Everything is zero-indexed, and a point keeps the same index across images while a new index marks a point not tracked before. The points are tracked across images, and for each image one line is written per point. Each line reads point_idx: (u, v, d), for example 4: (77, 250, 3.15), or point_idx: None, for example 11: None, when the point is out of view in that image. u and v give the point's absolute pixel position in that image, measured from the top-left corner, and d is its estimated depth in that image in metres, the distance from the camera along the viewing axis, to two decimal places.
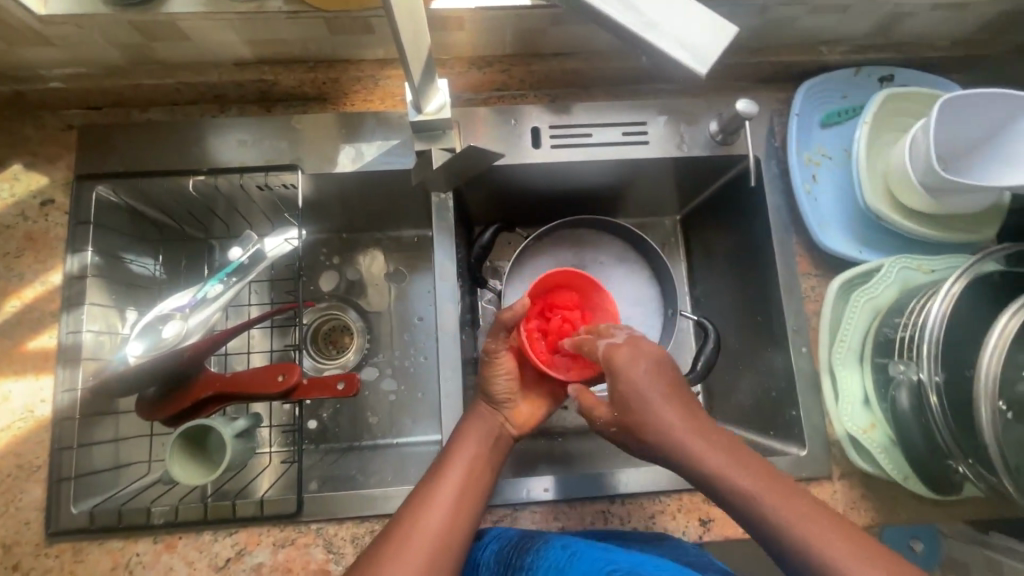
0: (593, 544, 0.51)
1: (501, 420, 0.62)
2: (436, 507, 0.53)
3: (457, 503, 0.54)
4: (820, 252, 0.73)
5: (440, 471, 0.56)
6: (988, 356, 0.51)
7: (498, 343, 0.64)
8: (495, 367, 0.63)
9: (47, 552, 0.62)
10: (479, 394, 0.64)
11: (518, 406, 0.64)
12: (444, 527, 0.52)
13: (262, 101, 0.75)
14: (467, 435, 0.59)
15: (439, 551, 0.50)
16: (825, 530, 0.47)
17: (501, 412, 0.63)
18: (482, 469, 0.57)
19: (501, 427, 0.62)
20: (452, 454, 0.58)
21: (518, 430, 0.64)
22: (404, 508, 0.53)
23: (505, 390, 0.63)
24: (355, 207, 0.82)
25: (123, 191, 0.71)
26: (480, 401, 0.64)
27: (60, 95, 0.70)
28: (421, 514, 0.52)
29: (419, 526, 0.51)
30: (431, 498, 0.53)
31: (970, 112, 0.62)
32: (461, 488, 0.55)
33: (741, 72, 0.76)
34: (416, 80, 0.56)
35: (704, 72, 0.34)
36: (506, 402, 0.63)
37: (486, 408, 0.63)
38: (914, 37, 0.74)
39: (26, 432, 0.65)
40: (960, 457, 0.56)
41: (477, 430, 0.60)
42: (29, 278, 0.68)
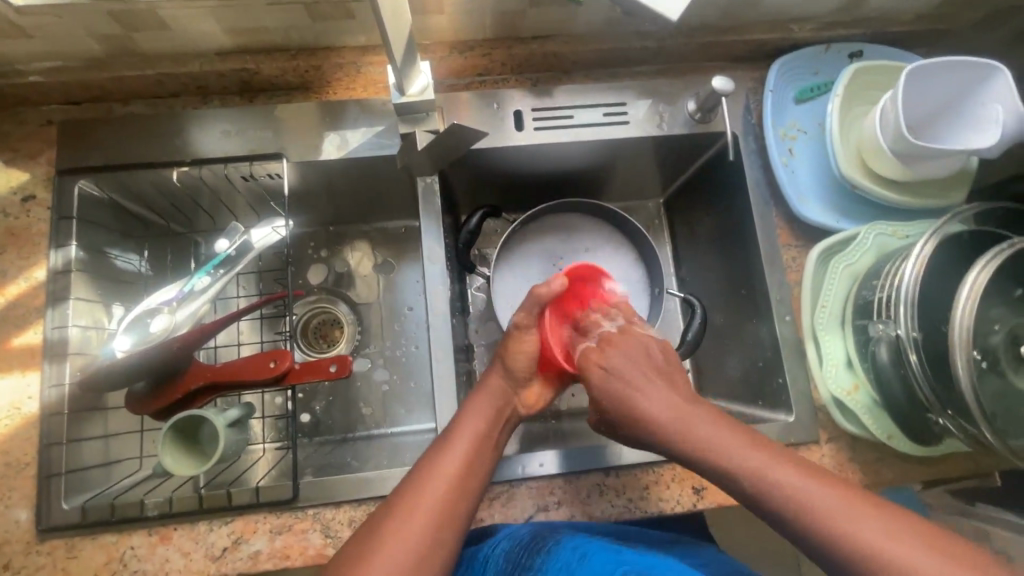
0: (605, 546, 0.55)
1: (512, 396, 0.64)
2: (441, 478, 0.53)
3: (462, 475, 0.54)
4: (800, 224, 0.75)
5: (445, 443, 0.57)
6: (961, 308, 0.53)
7: (529, 318, 0.64)
8: (520, 343, 0.65)
9: (39, 549, 0.62)
10: (497, 365, 0.65)
11: (533, 387, 0.66)
12: (448, 497, 0.52)
13: (244, 92, 0.75)
14: (473, 408, 0.60)
15: (444, 521, 0.51)
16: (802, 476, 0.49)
17: (515, 388, 0.64)
18: (487, 441, 0.58)
19: (510, 403, 0.63)
20: (458, 425, 0.58)
21: (528, 412, 0.65)
22: (408, 478, 0.54)
23: (524, 367, 0.65)
24: (342, 197, 0.83)
25: (106, 185, 0.70)
26: (495, 374, 0.64)
27: (39, 90, 0.70)
28: (426, 485, 0.53)
29: (423, 497, 0.52)
30: (437, 470, 0.54)
31: (933, 81, 0.64)
32: (467, 459, 0.55)
33: (716, 52, 0.78)
34: (398, 63, 0.57)
35: (675, 18, 0.47)
36: (525, 383, 0.65)
37: (497, 383, 0.63)
38: (880, 12, 0.77)
39: (14, 429, 0.64)
40: (939, 409, 0.57)
41: (484, 403, 0.61)
42: (12, 275, 0.68)
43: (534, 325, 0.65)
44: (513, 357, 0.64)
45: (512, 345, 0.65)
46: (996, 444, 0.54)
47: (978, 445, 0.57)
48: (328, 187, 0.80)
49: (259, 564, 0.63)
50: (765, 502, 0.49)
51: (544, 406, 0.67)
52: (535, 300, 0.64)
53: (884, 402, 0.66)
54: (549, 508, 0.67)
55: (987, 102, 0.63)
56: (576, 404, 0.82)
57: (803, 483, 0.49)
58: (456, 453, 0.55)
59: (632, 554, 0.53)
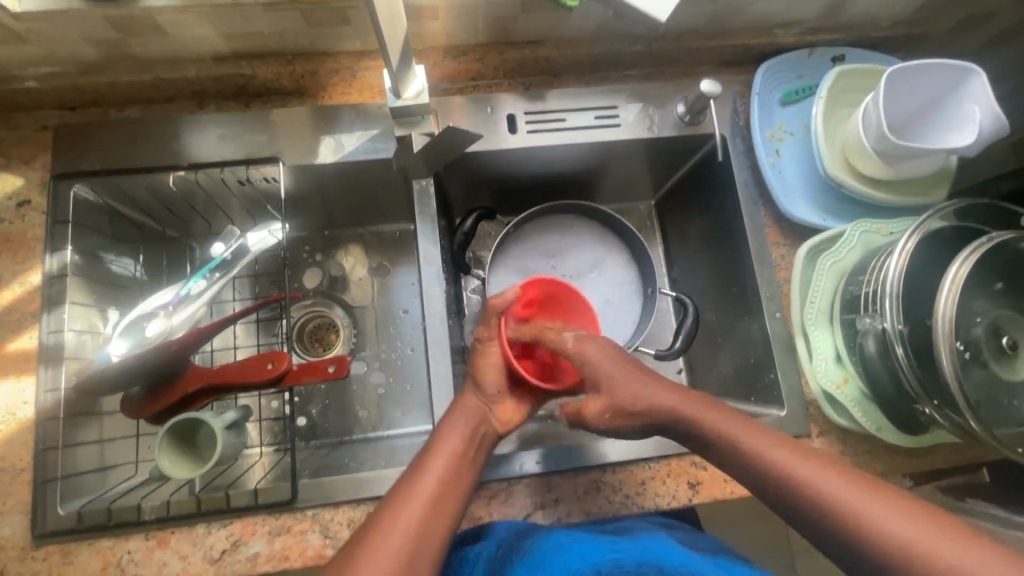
0: (599, 537, 0.57)
1: (487, 413, 0.61)
2: (415, 500, 0.52)
3: (439, 493, 0.53)
4: (788, 223, 0.77)
5: (422, 463, 0.55)
6: (944, 299, 0.55)
7: (489, 330, 0.64)
8: (486, 357, 0.63)
9: (35, 555, 0.61)
10: (470, 385, 0.63)
11: (506, 403, 0.63)
12: (424, 517, 0.51)
13: (240, 96, 0.76)
14: (451, 427, 0.58)
15: (420, 542, 0.50)
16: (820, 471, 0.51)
17: (489, 405, 0.62)
18: (466, 464, 0.56)
19: (487, 421, 0.61)
20: (433, 449, 0.57)
21: (505, 429, 0.63)
22: (386, 499, 0.53)
23: (494, 382, 0.62)
24: (336, 201, 0.84)
25: (102, 190, 0.70)
26: (469, 392, 0.63)
27: (34, 96, 0.70)
28: (401, 507, 0.51)
29: (398, 519, 0.51)
30: (414, 491, 0.53)
31: (909, 85, 0.66)
32: (442, 483, 0.54)
33: (704, 57, 0.80)
34: (394, 67, 0.58)
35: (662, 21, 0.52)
36: (498, 398, 0.62)
37: (474, 401, 0.61)
38: (861, 17, 0.79)
39: (9, 434, 0.64)
40: (926, 399, 0.59)
41: (462, 422, 0.59)
42: (7, 280, 0.68)
43: (496, 337, 0.64)
44: (483, 374, 0.62)
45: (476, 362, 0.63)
46: (981, 432, 0.55)
47: (965, 435, 0.59)
48: (324, 191, 0.81)
49: (257, 566, 0.63)
50: (786, 500, 0.51)
51: (521, 423, 0.64)
52: (491, 311, 0.64)
53: (872, 394, 0.68)
54: (547, 505, 0.68)
55: (963, 103, 0.66)
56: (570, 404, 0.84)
57: (824, 478, 0.50)
58: (436, 470, 0.55)
59: (625, 545, 0.56)
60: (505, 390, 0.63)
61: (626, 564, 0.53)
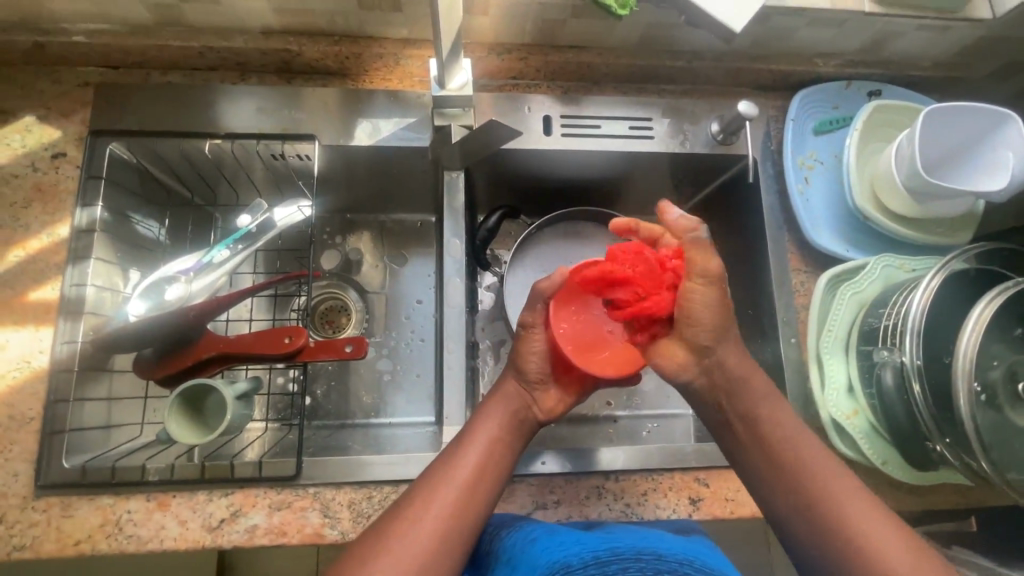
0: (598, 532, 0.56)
1: (527, 399, 0.63)
2: (449, 487, 0.53)
3: (472, 483, 0.54)
4: (810, 251, 0.78)
5: (457, 449, 0.57)
6: (966, 338, 0.55)
7: (535, 316, 0.62)
8: (529, 344, 0.63)
9: (35, 506, 0.61)
10: (510, 369, 0.64)
11: (550, 391, 0.64)
12: (456, 506, 0.52)
13: (282, 72, 0.77)
14: (487, 415, 0.60)
15: (451, 531, 0.51)
16: (843, 487, 0.53)
17: (529, 391, 0.63)
18: (500, 456, 0.57)
19: (527, 410, 0.62)
20: (470, 437, 0.58)
21: (546, 417, 0.64)
22: (419, 482, 0.54)
23: (536, 369, 0.62)
24: (363, 185, 0.84)
25: (137, 151, 0.71)
26: (510, 378, 0.64)
27: (81, 51, 0.71)
28: (434, 494, 0.52)
29: (430, 505, 0.52)
30: (447, 480, 0.54)
31: (945, 125, 0.67)
32: (475, 473, 0.55)
33: (742, 79, 0.81)
34: (443, 57, 0.60)
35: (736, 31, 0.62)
36: (537, 384, 0.63)
37: (514, 386, 0.63)
38: (901, 55, 0.80)
39: (21, 382, 0.64)
40: (938, 437, 0.59)
41: (500, 411, 0.60)
42: (34, 229, 0.68)
43: (542, 324, 0.63)
44: (524, 359, 0.63)
45: (521, 350, 0.63)
46: (993, 475, 0.55)
47: (974, 476, 0.59)
48: (351, 174, 0.81)
49: (254, 538, 0.63)
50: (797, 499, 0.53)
51: (563, 413, 0.65)
52: (539, 295, 0.62)
53: (883, 428, 0.68)
54: (547, 507, 0.68)
55: (997, 149, 0.66)
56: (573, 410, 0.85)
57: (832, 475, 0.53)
58: (471, 456, 0.56)
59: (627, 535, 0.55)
60: (548, 376, 0.63)
61: (623, 551, 0.51)
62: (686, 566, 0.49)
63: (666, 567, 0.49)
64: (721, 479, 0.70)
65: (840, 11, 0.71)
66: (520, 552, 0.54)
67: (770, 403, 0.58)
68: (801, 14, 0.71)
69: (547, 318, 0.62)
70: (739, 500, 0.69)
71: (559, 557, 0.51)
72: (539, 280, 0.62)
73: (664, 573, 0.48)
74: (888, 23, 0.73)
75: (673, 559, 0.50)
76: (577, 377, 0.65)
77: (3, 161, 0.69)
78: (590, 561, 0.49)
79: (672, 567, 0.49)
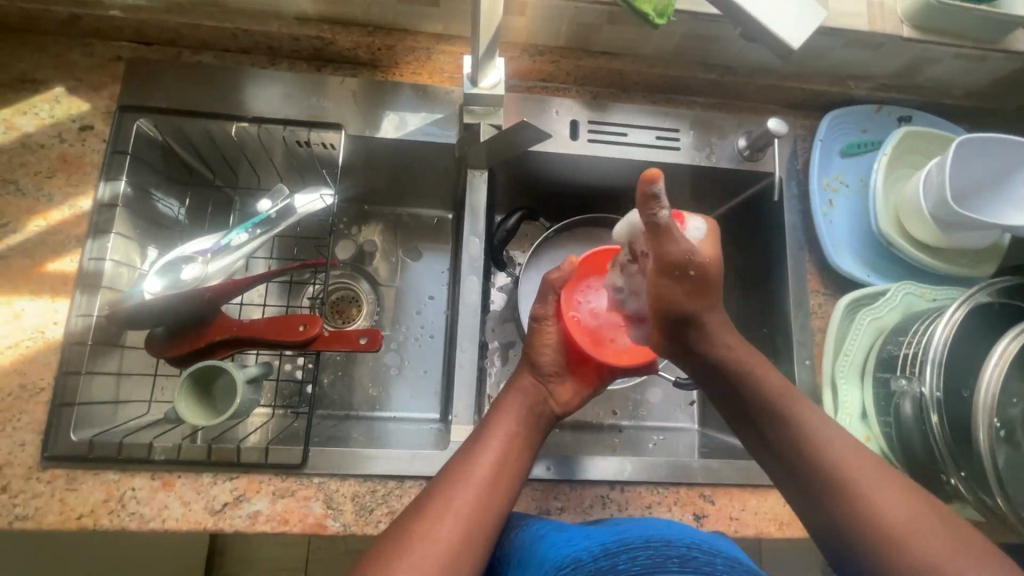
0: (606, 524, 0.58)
1: (543, 393, 0.63)
2: (470, 481, 0.53)
3: (493, 480, 0.54)
4: (830, 273, 0.77)
5: (476, 445, 0.56)
6: (987, 375, 0.54)
7: (546, 308, 0.65)
8: (541, 335, 0.65)
9: (40, 477, 0.61)
10: (525, 364, 0.65)
11: (565, 383, 0.65)
12: (478, 500, 0.52)
13: (314, 60, 0.77)
14: (504, 409, 0.60)
15: (474, 528, 0.50)
16: (877, 483, 0.51)
17: (545, 384, 0.64)
18: (519, 449, 0.57)
19: (544, 402, 0.63)
20: (487, 434, 0.57)
21: (562, 410, 0.64)
22: (437, 479, 0.54)
23: (552, 361, 0.64)
24: (383, 178, 0.84)
25: (164, 129, 0.71)
26: (525, 372, 0.64)
27: (115, 26, 0.71)
28: (456, 488, 0.52)
29: (451, 502, 0.51)
30: (467, 476, 0.53)
31: (976, 156, 0.66)
32: (495, 467, 0.54)
33: (772, 96, 0.81)
34: (479, 54, 0.59)
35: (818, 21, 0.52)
36: (552, 376, 0.64)
37: (529, 380, 0.63)
38: (934, 82, 0.80)
39: (34, 352, 0.63)
40: (953, 471, 0.59)
41: (515, 404, 0.61)
42: (57, 200, 0.68)
43: (554, 316, 0.65)
44: (537, 352, 0.64)
45: (533, 340, 0.65)
46: (1008, 513, 0.54)
47: (987, 512, 0.59)
48: (372, 166, 0.81)
49: (256, 524, 0.62)
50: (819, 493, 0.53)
51: (580, 405, 0.66)
52: (549, 287, 0.65)
53: (894, 457, 0.67)
54: (550, 513, 0.67)
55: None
56: (579, 417, 0.85)
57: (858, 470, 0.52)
58: (490, 449, 0.55)
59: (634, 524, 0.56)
60: (564, 367, 0.65)
61: (633, 541, 0.52)
62: (694, 550, 0.50)
63: (674, 553, 0.49)
64: (727, 496, 0.69)
65: (878, 34, 0.70)
66: (533, 551, 0.55)
67: (791, 399, 0.57)
68: (839, 35, 0.71)
69: (558, 310, 0.65)
70: (743, 519, 0.68)
71: (570, 553, 0.52)
72: (549, 272, 0.65)
73: (673, 559, 0.48)
74: (927, 49, 0.72)
75: (680, 544, 0.51)
76: (591, 370, 0.66)
77: (30, 130, 0.69)
78: (600, 554, 0.50)
79: (680, 552, 0.50)
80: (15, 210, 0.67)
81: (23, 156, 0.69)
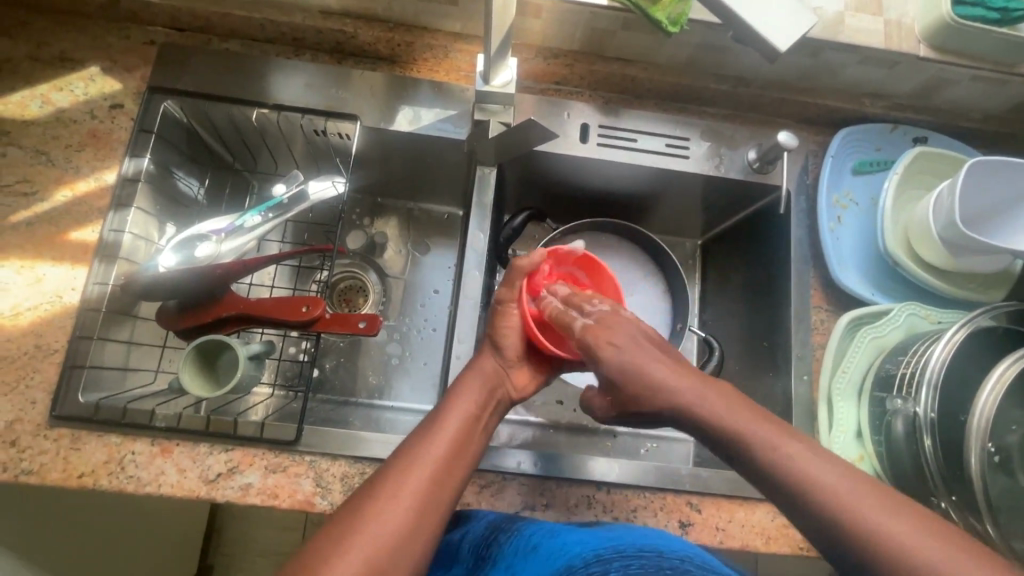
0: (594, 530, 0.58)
1: (503, 377, 0.62)
2: (426, 462, 0.51)
3: (448, 461, 0.52)
4: (834, 290, 0.76)
5: (438, 421, 0.55)
6: (983, 399, 0.54)
7: (512, 292, 0.64)
8: (504, 321, 0.63)
9: (47, 434, 0.63)
10: (488, 347, 0.63)
11: (523, 369, 0.64)
12: (432, 481, 0.50)
13: (335, 52, 0.79)
14: (465, 390, 0.58)
15: (426, 509, 0.49)
16: None
17: (506, 368, 0.62)
18: (476, 429, 0.56)
19: (502, 384, 0.61)
20: (444, 414, 0.56)
21: (519, 394, 0.63)
22: (391, 460, 0.52)
23: (513, 347, 0.63)
24: (395, 170, 0.86)
25: (189, 111, 0.74)
26: (488, 355, 0.63)
27: (150, 12, 0.74)
28: (412, 467, 0.50)
29: (404, 483, 0.49)
30: (422, 456, 0.52)
31: (990, 179, 0.65)
32: (452, 445, 0.53)
33: (784, 110, 0.81)
34: (491, 53, 0.61)
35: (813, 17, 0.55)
36: (514, 362, 0.63)
37: (492, 364, 0.62)
38: (952, 104, 0.79)
39: (52, 316, 0.66)
40: (944, 494, 0.58)
41: (472, 386, 0.59)
42: (84, 172, 0.71)
43: (516, 300, 0.64)
44: (501, 336, 0.62)
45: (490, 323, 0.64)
46: (998, 541, 0.54)
47: None
48: (385, 159, 0.84)
49: (247, 497, 0.64)
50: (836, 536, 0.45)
51: (536, 391, 0.65)
52: (517, 272, 0.64)
53: (887, 477, 0.66)
54: (535, 508, 0.68)
55: None
56: (575, 420, 0.85)
57: None
58: (448, 429, 0.54)
59: (621, 533, 0.57)
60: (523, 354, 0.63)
61: (625, 549, 0.53)
62: (685, 563, 0.51)
63: (667, 564, 0.51)
64: (714, 507, 0.69)
65: (894, 53, 0.70)
66: (522, 559, 0.55)
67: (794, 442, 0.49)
68: (853, 52, 0.71)
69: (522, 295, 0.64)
70: (729, 531, 0.68)
71: (563, 561, 0.53)
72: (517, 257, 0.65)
73: (665, 569, 0.50)
74: (943, 69, 0.72)
75: (674, 556, 0.52)
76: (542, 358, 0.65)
77: (64, 105, 0.73)
78: (591, 561, 0.52)
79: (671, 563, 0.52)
80: (45, 180, 0.70)
81: (56, 129, 0.72)
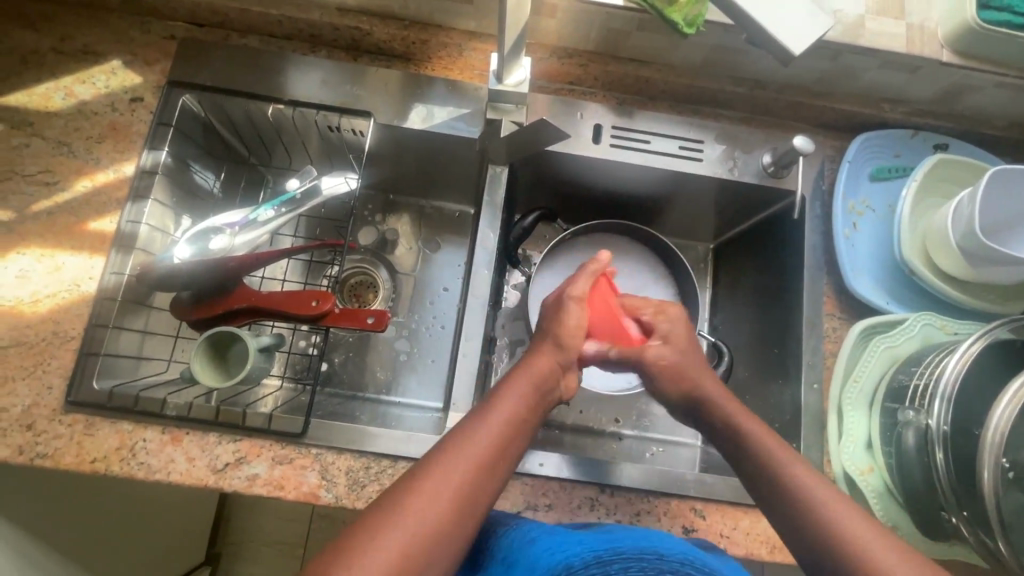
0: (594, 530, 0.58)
1: (556, 378, 0.62)
2: (467, 462, 0.51)
3: (489, 464, 0.52)
4: (848, 297, 0.75)
5: (484, 420, 0.55)
6: (998, 413, 0.52)
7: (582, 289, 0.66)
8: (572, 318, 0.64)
9: (62, 419, 0.65)
10: (549, 343, 0.63)
11: (574, 373, 0.64)
12: (470, 482, 0.50)
13: (351, 49, 0.80)
14: (514, 392, 0.57)
15: (461, 510, 0.49)
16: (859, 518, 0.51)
17: (560, 369, 0.62)
18: (519, 434, 0.56)
19: (553, 386, 0.61)
20: (492, 413, 0.55)
21: (566, 396, 0.64)
22: (436, 453, 0.52)
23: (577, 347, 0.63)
24: (408, 168, 0.87)
25: (207, 106, 0.75)
26: (545, 352, 0.62)
27: (171, 7, 0.76)
28: (453, 465, 0.50)
29: (444, 480, 0.49)
30: (465, 454, 0.51)
31: (1005, 188, 0.63)
32: (495, 447, 0.53)
33: (801, 114, 0.80)
34: (505, 52, 0.61)
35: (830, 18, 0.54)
36: (569, 366, 0.63)
37: (546, 364, 0.61)
38: (975, 111, 0.77)
39: (69, 304, 0.68)
40: (954, 509, 0.57)
41: (521, 387, 0.58)
42: (104, 164, 0.73)
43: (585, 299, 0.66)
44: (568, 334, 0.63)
45: (557, 318, 0.64)
46: (1009, 558, 0.53)
47: (989, 556, 0.56)
48: (398, 157, 0.84)
49: (253, 487, 0.65)
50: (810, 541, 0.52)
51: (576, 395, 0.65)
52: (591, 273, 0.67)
53: (896, 489, 0.65)
54: (537, 509, 0.68)
55: None
56: (581, 421, 0.85)
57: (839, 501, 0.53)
58: (492, 428, 0.54)
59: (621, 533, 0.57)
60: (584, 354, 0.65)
61: (626, 551, 0.53)
62: (686, 567, 0.51)
63: (668, 568, 0.51)
64: (719, 513, 0.68)
65: (915, 57, 0.69)
66: (519, 554, 0.55)
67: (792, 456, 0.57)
68: (873, 56, 0.69)
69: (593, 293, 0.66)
70: (734, 538, 0.67)
71: (561, 558, 0.52)
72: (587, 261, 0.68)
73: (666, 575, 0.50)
74: (967, 75, 0.70)
75: (675, 560, 0.52)
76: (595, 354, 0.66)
77: (86, 97, 0.74)
78: (591, 562, 0.51)
79: (673, 568, 0.51)
80: (66, 170, 0.72)
81: (77, 121, 0.74)
